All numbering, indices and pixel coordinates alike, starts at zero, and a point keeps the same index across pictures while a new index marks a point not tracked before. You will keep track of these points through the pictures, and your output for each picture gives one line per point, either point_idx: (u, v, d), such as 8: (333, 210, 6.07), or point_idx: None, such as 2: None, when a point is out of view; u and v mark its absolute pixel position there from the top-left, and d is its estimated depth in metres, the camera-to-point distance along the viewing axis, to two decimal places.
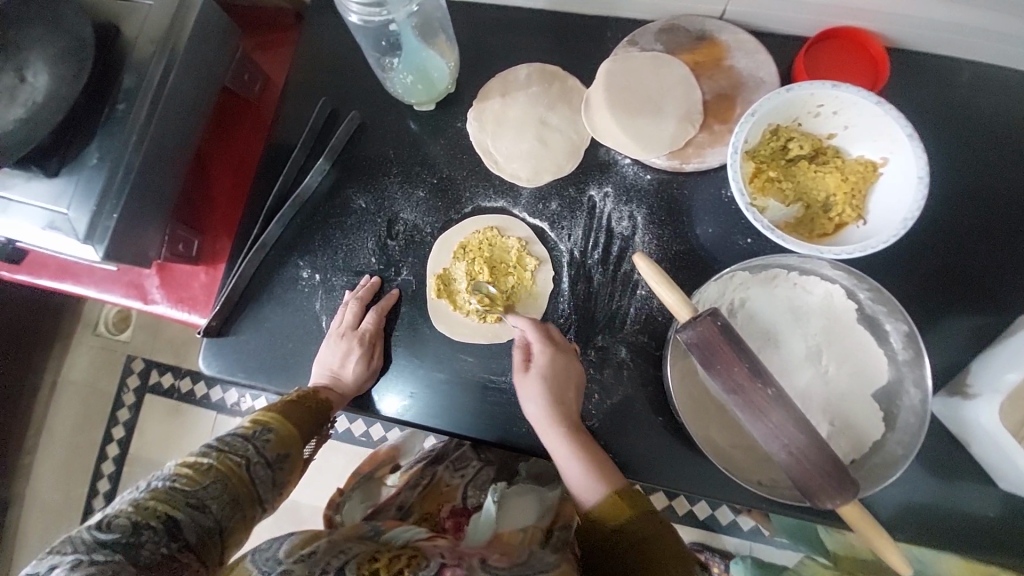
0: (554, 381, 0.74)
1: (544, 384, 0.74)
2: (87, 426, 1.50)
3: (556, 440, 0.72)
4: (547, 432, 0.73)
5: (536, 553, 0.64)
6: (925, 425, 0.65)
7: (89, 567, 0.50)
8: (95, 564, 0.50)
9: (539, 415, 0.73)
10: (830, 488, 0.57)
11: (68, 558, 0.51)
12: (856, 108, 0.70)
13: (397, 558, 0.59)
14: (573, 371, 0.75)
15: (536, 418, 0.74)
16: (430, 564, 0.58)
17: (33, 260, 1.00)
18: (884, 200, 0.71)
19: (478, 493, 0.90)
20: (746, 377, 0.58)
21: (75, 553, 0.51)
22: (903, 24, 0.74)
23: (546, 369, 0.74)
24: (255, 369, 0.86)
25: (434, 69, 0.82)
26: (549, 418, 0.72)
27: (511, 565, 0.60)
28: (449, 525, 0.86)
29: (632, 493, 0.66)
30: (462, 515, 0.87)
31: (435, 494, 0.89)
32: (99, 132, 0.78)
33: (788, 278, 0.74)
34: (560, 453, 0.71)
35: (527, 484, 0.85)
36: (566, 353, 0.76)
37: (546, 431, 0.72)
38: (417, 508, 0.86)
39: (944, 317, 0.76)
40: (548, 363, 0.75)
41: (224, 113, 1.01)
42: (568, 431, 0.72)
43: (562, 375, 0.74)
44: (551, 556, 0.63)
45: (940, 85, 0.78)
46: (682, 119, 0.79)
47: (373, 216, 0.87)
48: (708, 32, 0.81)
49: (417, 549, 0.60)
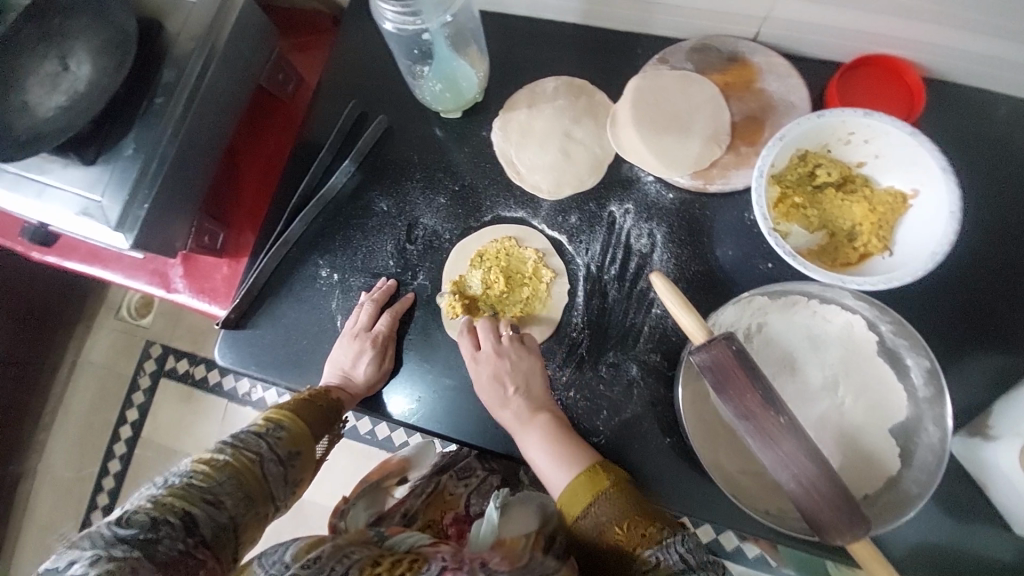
0: (504, 375, 0.76)
1: (491, 384, 0.76)
2: (103, 407, 1.53)
3: (525, 439, 0.73)
4: (517, 429, 0.74)
5: (537, 556, 0.60)
6: (942, 466, 0.63)
7: (107, 563, 0.51)
8: (114, 559, 0.52)
9: (506, 416, 0.75)
10: (841, 524, 0.55)
11: (87, 553, 0.52)
12: (887, 137, 0.69)
13: (398, 562, 0.59)
14: (529, 365, 0.77)
15: (507, 421, 0.75)
16: (432, 567, 0.58)
17: (65, 244, 1.04)
18: (912, 232, 0.70)
19: (481, 501, 0.89)
20: (759, 404, 0.57)
21: (94, 548, 0.53)
22: (941, 55, 0.73)
23: (495, 361, 0.77)
24: (268, 363, 0.87)
25: (463, 78, 0.83)
26: (512, 416, 0.75)
27: (512, 568, 0.57)
28: (452, 532, 0.86)
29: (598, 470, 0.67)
30: (464, 523, 0.87)
31: (439, 502, 0.89)
32: (137, 124, 0.81)
33: (808, 306, 0.72)
34: (535, 453, 0.72)
35: (534, 491, 0.78)
36: (514, 348, 0.78)
37: (517, 430, 0.74)
38: (421, 515, 0.86)
39: (970, 356, 0.73)
40: (491, 360, 0.77)
41: (257, 111, 1.03)
42: (527, 422, 0.74)
43: (508, 371, 0.76)
44: (553, 560, 0.61)
45: (976, 118, 0.77)
46: (708, 139, 0.78)
47: (393, 219, 0.88)
48: (740, 53, 0.80)
49: (419, 553, 0.60)
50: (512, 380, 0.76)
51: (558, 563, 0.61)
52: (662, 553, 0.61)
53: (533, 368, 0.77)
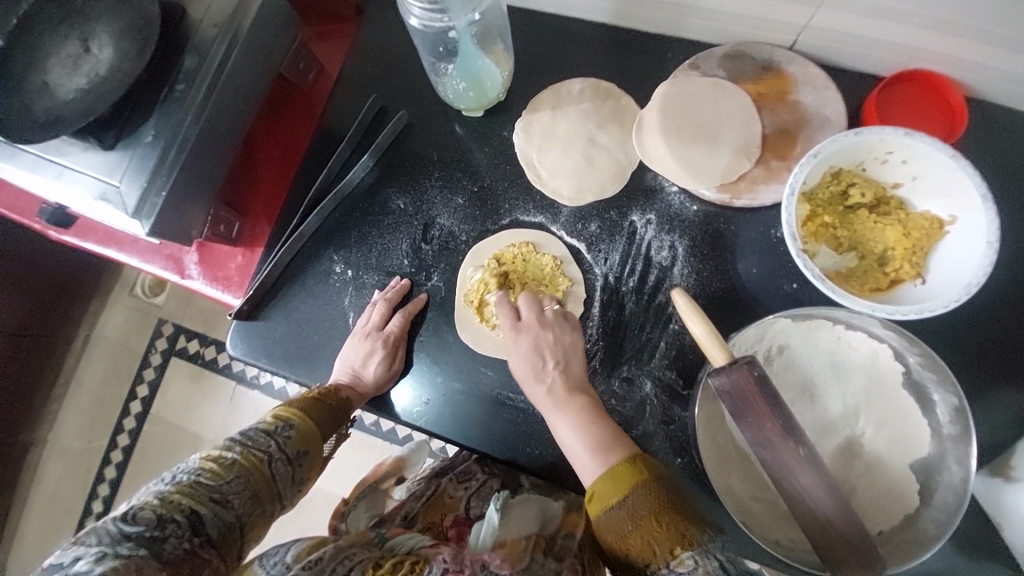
0: (541, 348, 0.73)
1: (528, 357, 0.73)
2: (115, 382, 1.56)
3: (557, 416, 0.69)
4: (548, 408, 0.70)
5: (538, 558, 0.65)
6: (962, 507, 0.61)
7: (114, 560, 0.52)
8: (119, 557, 0.53)
9: (539, 391, 0.71)
10: (850, 559, 0.55)
11: (93, 549, 0.53)
12: (929, 160, 0.66)
13: (399, 564, 0.61)
14: (569, 346, 0.74)
15: (538, 398, 0.72)
16: (433, 570, 0.60)
17: (83, 225, 1.04)
18: (947, 261, 0.67)
19: (481, 504, 0.88)
20: (779, 434, 0.56)
21: (100, 545, 0.53)
22: (990, 76, 0.69)
23: (535, 334, 0.74)
24: (279, 356, 0.87)
25: (487, 77, 0.80)
26: (545, 392, 0.71)
27: (513, 571, 0.61)
28: (452, 534, 0.86)
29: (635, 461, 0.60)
30: (464, 525, 0.87)
31: (438, 505, 0.88)
32: (157, 110, 0.80)
33: (832, 331, 0.70)
34: (564, 431, 0.68)
35: (530, 494, 0.82)
36: (557, 321, 0.76)
37: (548, 409, 0.70)
38: (421, 518, 0.86)
39: (997, 391, 0.71)
40: (532, 332, 0.74)
41: (276, 99, 1.02)
42: (562, 400, 0.70)
43: (549, 345, 0.73)
44: (553, 564, 0.65)
45: (1022, 142, 0.73)
46: (738, 151, 0.75)
47: (409, 218, 0.86)
48: (776, 62, 0.77)
49: (420, 555, 0.62)
50: (552, 354, 0.73)
51: (558, 563, 0.66)
52: (700, 556, 0.55)
53: (574, 344, 0.74)
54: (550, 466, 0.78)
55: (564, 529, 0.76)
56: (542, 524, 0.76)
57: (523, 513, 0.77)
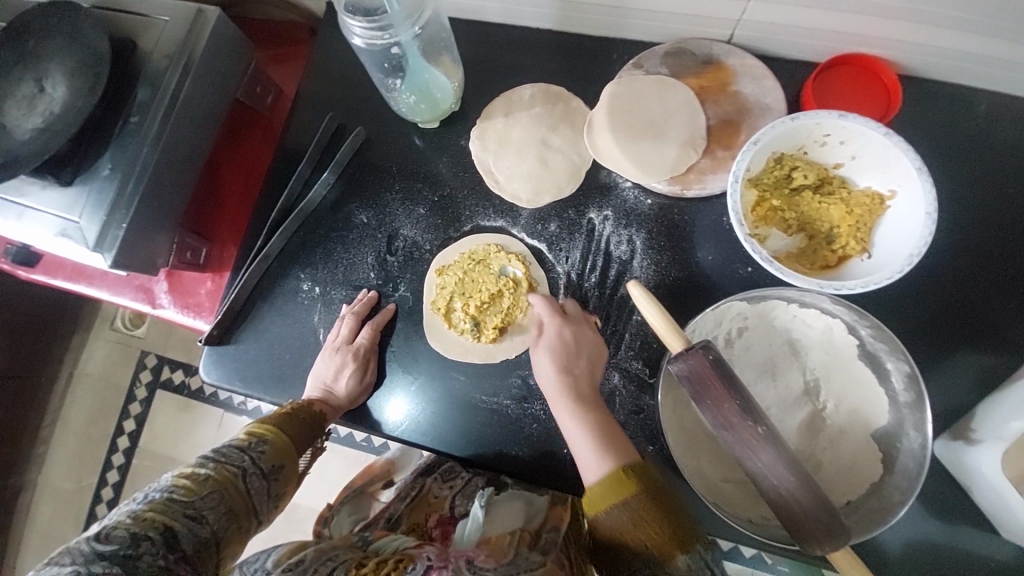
0: (563, 348, 0.73)
1: (556, 349, 0.73)
2: (99, 418, 1.54)
3: (567, 410, 0.70)
4: (558, 402, 0.72)
5: (523, 552, 0.64)
6: (922, 472, 0.62)
7: None
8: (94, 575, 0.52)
9: (551, 384, 0.72)
10: (818, 534, 0.56)
11: (67, 569, 0.53)
12: (863, 138, 0.69)
13: (383, 562, 0.60)
14: (588, 345, 0.74)
15: (552, 392, 0.72)
16: (417, 567, 0.59)
17: (50, 261, 1.03)
18: (891, 234, 0.69)
19: (466, 502, 0.88)
20: (736, 414, 0.57)
21: (73, 565, 0.53)
22: (916, 53, 0.72)
23: (558, 334, 0.74)
24: (252, 379, 0.87)
25: (437, 89, 0.82)
26: (561, 385, 0.72)
27: (497, 565, 0.59)
28: (437, 534, 0.85)
29: (634, 469, 0.63)
30: (449, 524, 0.86)
31: (423, 505, 0.88)
32: (112, 144, 0.81)
33: (787, 311, 0.72)
34: (570, 426, 0.70)
35: (516, 491, 0.83)
36: (585, 322, 0.76)
37: (559, 402, 0.71)
38: (405, 518, 0.86)
39: (952, 356, 0.73)
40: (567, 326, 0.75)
41: (237, 124, 1.03)
42: (575, 398, 0.71)
43: (573, 346, 0.73)
44: (537, 556, 0.63)
45: (953, 115, 0.76)
46: (684, 144, 0.77)
47: (374, 231, 0.88)
48: (714, 56, 0.80)
49: (405, 553, 0.62)
50: (575, 355, 0.73)
51: (543, 556, 0.64)
52: (693, 560, 0.60)
53: (596, 351, 0.74)
54: (528, 467, 0.78)
55: (550, 522, 0.74)
56: (527, 518, 0.76)
57: (507, 507, 0.78)
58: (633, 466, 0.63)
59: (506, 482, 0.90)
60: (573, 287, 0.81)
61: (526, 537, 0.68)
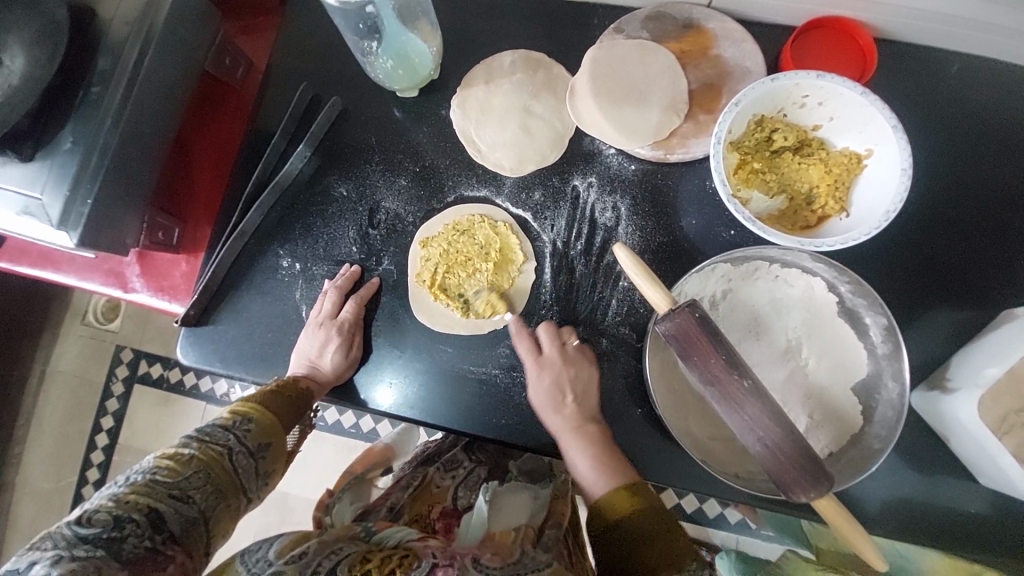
0: (565, 388, 0.74)
1: (549, 392, 0.74)
2: (74, 417, 1.48)
3: (572, 440, 0.71)
4: (562, 433, 0.73)
5: (529, 551, 0.64)
6: (901, 419, 0.65)
7: (71, 562, 0.49)
8: (76, 559, 0.50)
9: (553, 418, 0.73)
10: (804, 480, 0.56)
11: (49, 553, 0.50)
12: (841, 98, 0.69)
13: (389, 557, 0.59)
14: (584, 377, 0.75)
15: (551, 423, 0.74)
16: (423, 565, 0.58)
17: (13, 248, 0.99)
18: (867, 193, 0.71)
19: (469, 494, 0.87)
20: (722, 368, 0.58)
21: (55, 549, 0.50)
22: (891, 15, 0.73)
23: (561, 374, 0.74)
24: (232, 358, 0.85)
25: (416, 55, 0.80)
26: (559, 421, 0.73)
27: (503, 564, 0.60)
28: (439, 527, 0.82)
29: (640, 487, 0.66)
30: (452, 517, 0.84)
31: (426, 496, 0.85)
32: (74, 115, 0.77)
33: (769, 271, 0.74)
34: (576, 455, 0.70)
35: (519, 483, 0.81)
36: (576, 357, 0.76)
37: (565, 434, 0.72)
38: (408, 509, 0.83)
39: (927, 312, 0.75)
40: (553, 368, 0.74)
41: (207, 99, 0.99)
42: (576, 428, 0.72)
43: (570, 382, 0.74)
44: (543, 556, 0.64)
45: (926, 77, 0.78)
46: (667, 108, 0.77)
47: (355, 204, 0.85)
48: (695, 20, 0.80)
49: (409, 548, 0.61)
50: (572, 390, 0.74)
51: (548, 556, 0.65)
52: None
53: (592, 379, 0.75)
54: (519, 436, 0.79)
55: (551, 520, 0.75)
56: (532, 513, 0.75)
57: (512, 503, 0.75)
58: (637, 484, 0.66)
59: (511, 473, 0.91)
60: (559, 254, 0.81)
61: (529, 532, 0.71)
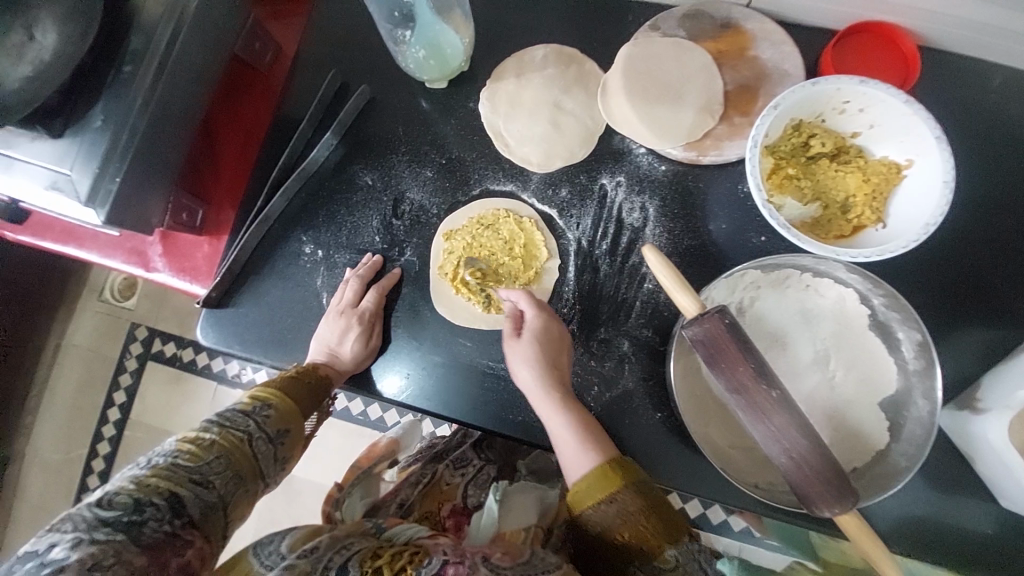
0: (546, 347, 0.73)
1: (532, 350, 0.73)
2: (88, 391, 1.50)
3: (548, 403, 0.71)
4: (540, 400, 0.71)
5: (539, 552, 0.61)
6: (930, 438, 0.64)
7: (90, 546, 0.50)
8: (97, 542, 0.50)
9: (531, 381, 0.72)
10: (829, 496, 0.55)
11: (68, 536, 0.50)
12: (885, 106, 0.67)
13: (399, 554, 0.57)
14: (563, 343, 0.75)
15: (529, 387, 0.72)
16: (432, 563, 0.55)
17: (38, 221, 1.00)
18: (905, 204, 0.69)
19: (479, 492, 0.87)
20: (750, 377, 0.57)
21: (75, 531, 0.51)
22: (940, 22, 0.71)
23: (539, 332, 0.74)
24: (251, 342, 0.86)
25: (448, 46, 0.79)
26: (541, 381, 0.71)
27: (514, 565, 0.58)
28: (449, 524, 0.83)
29: (623, 463, 0.62)
30: (462, 515, 0.84)
31: (435, 493, 0.86)
32: (105, 94, 0.77)
33: (800, 280, 0.72)
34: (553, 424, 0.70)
35: (529, 482, 0.80)
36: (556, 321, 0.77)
37: (541, 398, 0.71)
38: (417, 506, 0.84)
39: (959, 330, 0.74)
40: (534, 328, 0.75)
41: (234, 82, 0.99)
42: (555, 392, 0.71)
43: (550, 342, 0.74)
44: (552, 557, 0.61)
45: (972, 88, 0.75)
46: (701, 109, 0.76)
47: (379, 194, 0.85)
48: (734, 20, 0.78)
49: (421, 546, 0.58)
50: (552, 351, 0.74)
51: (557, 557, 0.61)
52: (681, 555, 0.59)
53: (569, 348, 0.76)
54: (535, 434, 0.78)
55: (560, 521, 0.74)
56: (540, 514, 0.75)
57: (522, 503, 0.75)
58: (619, 460, 0.63)
59: (519, 473, 0.91)
60: (585, 252, 0.80)
61: (539, 534, 0.71)
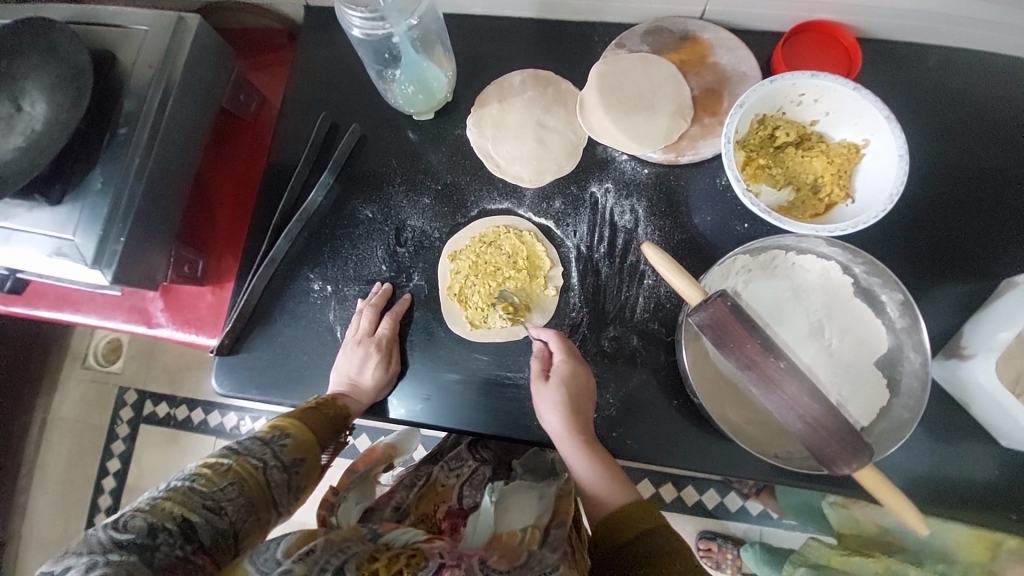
0: (572, 392, 0.75)
1: (560, 397, 0.75)
2: (80, 461, 1.45)
3: (577, 449, 0.74)
4: (566, 443, 0.75)
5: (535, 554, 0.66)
6: (927, 388, 0.70)
7: (105, 568, 0.49)
8: (110, 565, 0.50)
9: (558, 426, 0.75)
10: (845, 453, 0.59)
11: (83, 559, 0.50)
12: (837, 95, 0.75)
13: (396, 557, 0.59)
14: (590, 385, 0.77)
15: (555, 431, 0.75)
16: (429, 565, 0.59)
17: (34, 291, 0.99)
18: (868, 179, 0.76)
19: (474, 492, 0.87)
20: (758, 352, 0.61)
21: (90, 554, 0.50)
22: (873, 16, 0.79)
23: (566, 377, 0.76)
24: (266, 384, 0.86)
25: (434, 79, 0.84)
26: (569, 430, 0.74)
27: (510, 566, 0.62)
28: (445, 526, 0.82)
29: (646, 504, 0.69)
30: (458, 516, 0.84)
31: (431, 496, 0.86)
32: (103, 157, 0.79)
33: (786, 259, 0.78)
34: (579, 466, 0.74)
35: (526, 481, 0.81)
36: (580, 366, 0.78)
37: (567, 442, 0.74)
38: (413, 509, 0.83)
39: (934, 287, 0.80)
40: (562, 375, 0.76)
41: (222, 135, 1.01)
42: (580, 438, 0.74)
43: (574, 386, 0.76)
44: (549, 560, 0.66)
45: (908, 70, 0.84)
46: (674, 114, 0.82)
47: (381, 225, 0.88)
48: (691, 32, 0.85)
49: (417, 548, 0.60)
50: (578, 395, 0.76)
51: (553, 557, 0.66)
52: None
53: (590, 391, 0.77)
54: None
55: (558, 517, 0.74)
56: (539, 513, 0.75)
57: (519, 502, 0.76)
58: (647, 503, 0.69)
59: (515, 471, 0.90)
60: (585, 255, 0.84)
61: (537, 534, 0.71)
